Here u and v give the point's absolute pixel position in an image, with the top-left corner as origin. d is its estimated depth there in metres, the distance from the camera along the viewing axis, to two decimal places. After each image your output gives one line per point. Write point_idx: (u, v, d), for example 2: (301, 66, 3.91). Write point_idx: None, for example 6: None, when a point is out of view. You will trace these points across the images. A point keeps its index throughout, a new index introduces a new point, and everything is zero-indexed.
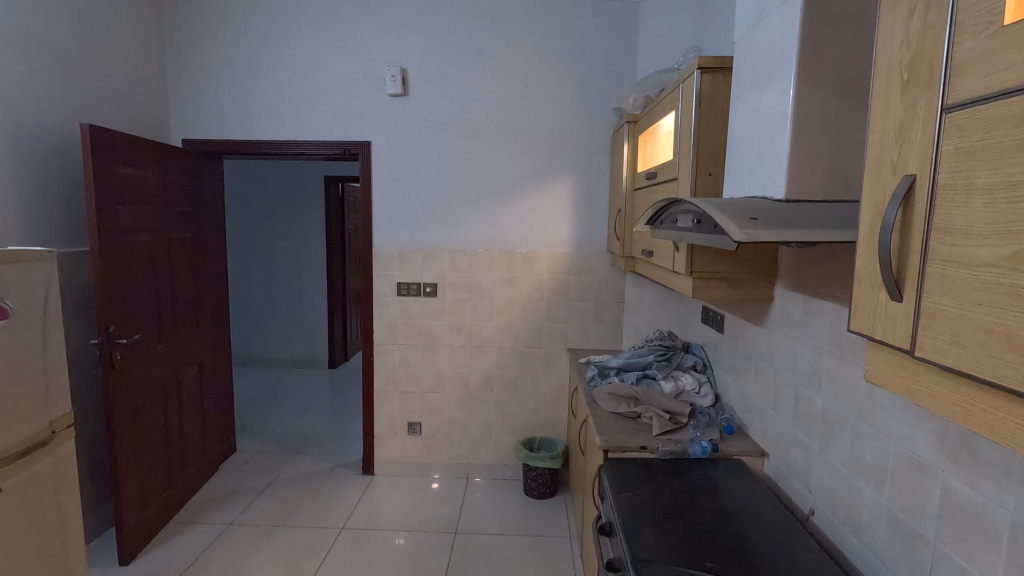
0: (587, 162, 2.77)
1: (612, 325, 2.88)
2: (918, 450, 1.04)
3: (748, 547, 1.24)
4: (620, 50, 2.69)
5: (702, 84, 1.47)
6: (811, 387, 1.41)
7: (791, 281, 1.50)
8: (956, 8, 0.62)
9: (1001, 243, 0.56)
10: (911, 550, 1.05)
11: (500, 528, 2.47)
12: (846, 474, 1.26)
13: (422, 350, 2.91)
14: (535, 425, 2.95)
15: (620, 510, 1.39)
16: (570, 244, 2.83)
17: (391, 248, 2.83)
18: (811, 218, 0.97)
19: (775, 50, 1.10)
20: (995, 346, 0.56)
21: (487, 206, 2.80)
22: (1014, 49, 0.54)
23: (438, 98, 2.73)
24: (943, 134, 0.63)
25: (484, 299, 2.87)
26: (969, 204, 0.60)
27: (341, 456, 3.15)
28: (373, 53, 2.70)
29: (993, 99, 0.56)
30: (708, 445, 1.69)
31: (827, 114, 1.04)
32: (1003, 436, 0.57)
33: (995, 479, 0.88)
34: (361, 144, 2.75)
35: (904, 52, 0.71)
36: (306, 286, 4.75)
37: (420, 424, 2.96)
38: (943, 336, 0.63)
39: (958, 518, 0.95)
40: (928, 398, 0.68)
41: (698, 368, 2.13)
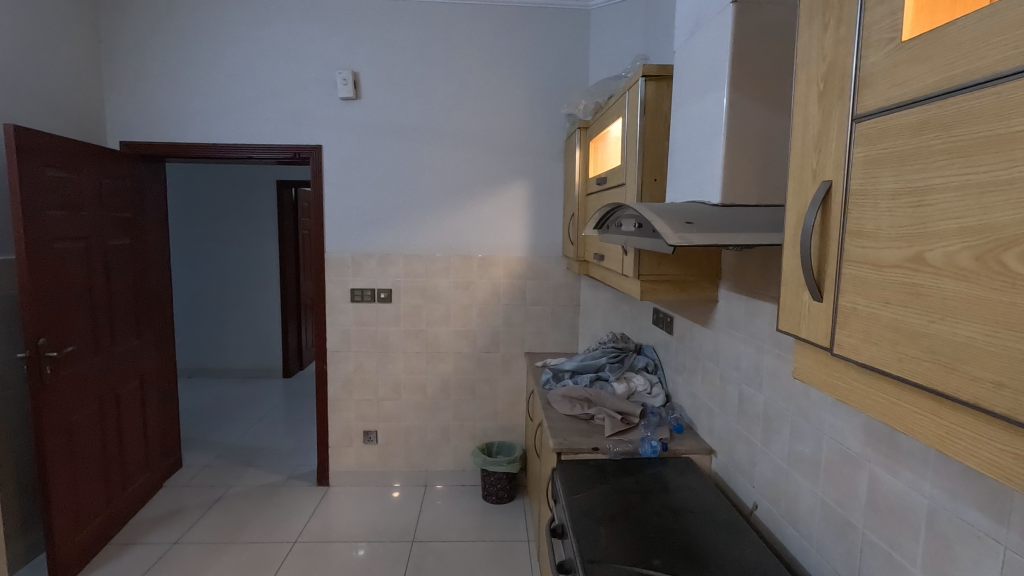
0: (541, 167, 2.79)
1: (568, 328, 2.91)
2: (848, 443, 1.09)
3: (694, 544, 1.27)
4: (572, 57, 2.74)
5: (646, 91, 1.51)
6: (753, 385, 1.46)
7: (733, 283, 1.55)
8: (862, 24, 0.66)
9: (904, 245, 0.59)
10: (843, 539, 1.10)
11: (459, 535, 2.45)
12: (785, 468, 1.31)
13: (377, 357, 2.86)
14: (493, 430, 2.95)
15: (571, 511, 1.40)
16: (526, 249, 2.85)
17: (345, 254, 2.79)
18: (743, 222, 1.01)
19: (710, 60, 1.14)
20: (900, 343, 0.60)
21: (443, 211, 2.79)
22: (912, 63, 0.58)
23: (391, 103, 2.71)
24: (854, 142, 0.67)
25: (440, 305, 2.85)
26: (876, 207, 0.64)
27: (295, 467, 3.06)
28: (323, 55, 2.66)
29: (895, 110, 0.60)
30: (658, 445, 1.72)
31: (758, 122, 1.09)
32: (910, 428, 0.61)
33: (913, 468, 0.93)
34: (313, 148, 2.70)
35: (820, 65, 0.75)
36: (258, 294, 4.61)
37: (376, 433, 2.91)
38: (857, 334, 0.67)
39: (883, 505, 1.00)
40: (847, 392, 0.71)
41: (649, 369, 2.17)
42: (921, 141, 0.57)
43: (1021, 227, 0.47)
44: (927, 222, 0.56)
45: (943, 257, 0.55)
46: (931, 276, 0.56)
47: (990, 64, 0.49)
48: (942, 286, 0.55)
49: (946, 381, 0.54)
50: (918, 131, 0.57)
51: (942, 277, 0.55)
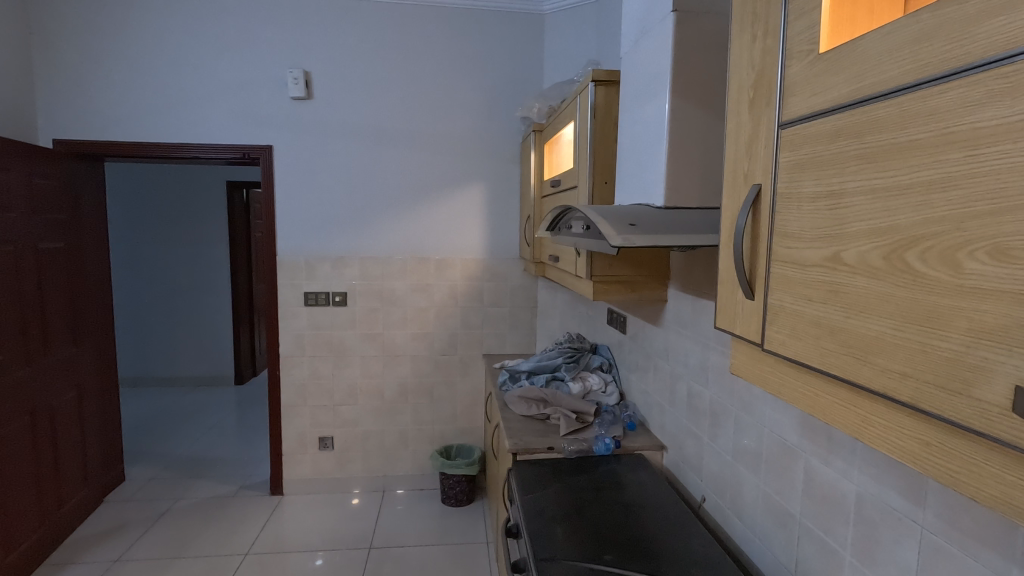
0: (496, 169, 2.81)
1: (526, 329, 2.93)
2: (785, 435, 1.14)
3: (645, 538, 1.30)
4: (526, 60, 2.76)
5: (596, 96, 1.54)
6: (701, 382, 1.51)
7: (681, 283, 1.60)
8: (786, 36, 0.70)
9: (823, 246, 0.63)
10: (783, 526, 1.15)
11: (417, 539, 2.43)
12: (730, 461, 1.36)
13: (332, 361, 2.81)
14: (452, 433, 2.94)
15: (526, 511, 1.41)
16: (483, 251, 2.85)
17: (298, 257, 2.73)
18: (684, 224, 1.05)
19: (654, 66, 1.17)
20: (822, 338, 0.63)
21: (399, 213, 2.76)
22: (828, 74, 0.61)
23: (344, 103, 2.67)
24: (780, 148, 0.71)
25: (397, 307, 2.82)
26: (800, 210, 0.67)
27: (247, 477, 2.97)
28: (272, 54, 2.60)
29: (815, 117, 0.64)
30: (612, 442, 1.75)
31: (698, 127, 1.12)
32: (832, 418, 0.64)
33: (843, 457, 0.98)
34: (264, 148, 2.63)
35: (749, 73, 0.78)
36: (208, 299, 4.45)
37: (333, 439, 2.86)
38: (784, 330, 0.70)
39: (817, 493, 1.05)
40: (778, 385, 0.75)
41: (604, 368, 2.21)
42: (837, 147, 0.60)
43: (921, 228, 0.50)
44: (844, 224, 0.60)
45: (857, 256, 0.58)
46: (847, 275, 0.59)
47: (894, 76, 0.52)
48: (856, 283, 0.58)
49: (860, 373, 0.57)
50: (835, 138, 0.60)
51: (857, 276, 0.58)
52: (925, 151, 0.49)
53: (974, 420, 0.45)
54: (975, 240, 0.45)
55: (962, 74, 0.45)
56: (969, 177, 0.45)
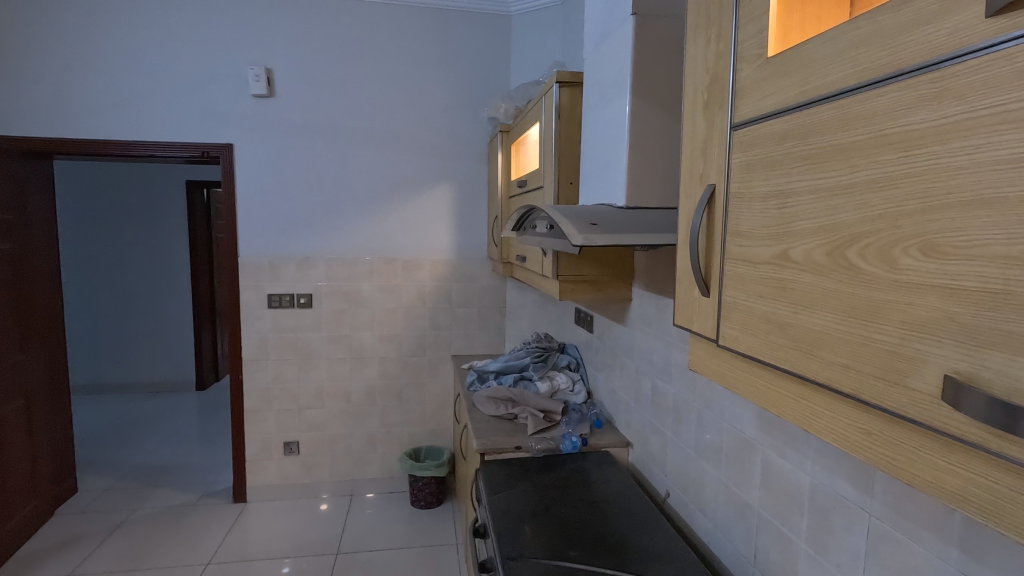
0: (463, 170, 2.80)
1: (495, 330, 2.93)
2: (744, 429, 1.18)
3: (611, 534, 1.31)
4: (493, 61, 2.76)
5: (561, 97, 1.56)
6: (664, 379, 1.53)
7: (645, 282, 1.62)
8: (738, 40, 0.72)
9: (772, 243, 0.65)
10: (742, 517, 1.19)
11: (385, 543, 2.41)
12: (692, 456, 1.39)
13: (298, 364, 2.75)
14: (421, 435, 2.91)
15: (493, 510, 1.41)
16: (452, 251, 2.84)
17: (261, 258, 2.66)
18: (644, 224, 1.07)
19: (615, 68, 1.19)
20: (772, 333, 0.65)
21: (366, 212, 2.73)
22: (776, 78, 0.63)
23: (310, 101, 2.63)
24: (733, 149, 0.73)
25: (364, 308, 2.78)
26: (751, 208, 0.69)
27: (209, 485, 2.89)
28: (233, 50, 2.53)
29: (764, 119, 0.66)
30: (578, 440, 1.77)
31: (659, 129, 1.14)
32: (782, 410, 0.66)
33: (797, 449, 1.02)
34: (224, 147, 2.56)
35: (704, 76, 0.80)
36: (167, 303, 4.31)
37: (298, 443, 2.80)
38: (738, 326, 0.72)
39: (773, 484, 1.08)
40: (733, 380, 0.77)
41: (572, 367, 2.23)
42: (784, 148, 0.62)
43: (860, 227, 0.52)
44: (790, 223, 0.62)
45: (803, 254, 0.60)
46: (795, 271, 0.61)
47: (835, 81, 0.54)
48: (802, 280, 0.60)
49: (807, 366, 0.60)
50: (782, 140, 0.62)
51: (803, 272, 0.60)
52: (864, 152, 0.51)
53: (908, 409, 0.48)
54: (909, 238, 0.47)
55: (896, 78, 0.48)
56: (903, 177, 0.47)
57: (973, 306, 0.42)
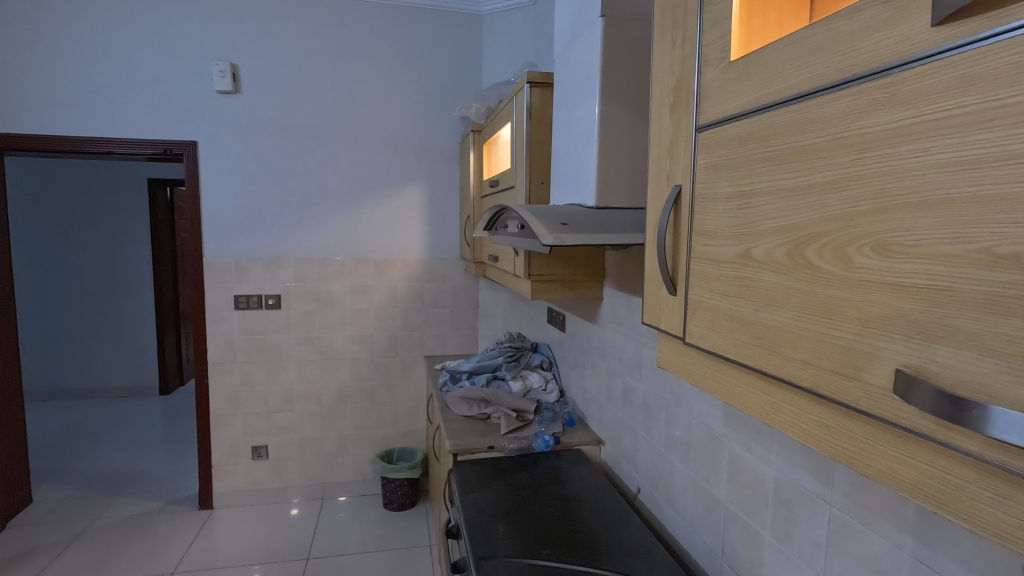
0: (435, 170, 2.78)
1: (468, 330, 2.92)
2: (711, 425, 1.20)
3: (583, 531, 1.32)
4: (465, 61, 2.76)
5: (532, 97, 1.56)
6: (635, 377, 1.55)
7: (616, 281, 1.64)
8: (703, 43, 0.73)
9: (736, 243, 0.66)
10: (710, 511, 1.21)
11: (358, 546, 2.38)
12: (662, 452, 1.41)
13: (266, 367, 2.70)
14: (394, 436, 2.89)
15: (465, 510, 1.41)
16: (424, 251, 2.82)
17: (227, 258, 2.60)
18: (613, 224, 1.09)
19: (585, 69, 1.20)
20: (735, 331, 0.67)
21: (336, 212, 2.69)
22: (739, 81, 0.65)
23: (278, 99, 2.58)
24: (698, 150, 0.74)
25: (335, 309, 2.74)
26: (715, 208, 0.70)
27: (173, 492, 2.81)
28: (196, 44, 2.47)
29: (728, 121, 0.67)
30: (551, 438, 1.78)
31: (628, 129, 1.16)
32: (746, 405, 0.68)
33: (762, 443, 1.04)
34: (188, 144, 2.50)
35: (671, 78, 0.81)
36: (128, 305, 4.17)
37: (267, 448, 2.75)
38: (703, 324, 0.74)
39: (740, 478, 1.11)
40: (699, 377, 0.78)
41: (544, 366, 2.24)
42: (747, 149, 0.64)
43: (818, 226, 0.54)
44: (752, 223, 0.63)
45: (764, 253, 0.62)
46: (757, 270, 0.63)
47: (794, 85, 0.56)
48: (764, 278, 0.62)
49: (769, 362, 0.61)
50: (745, 142, 0.64)
51: (765, 271, 0.62)
52: (821, 154, 0.53)
53: (863, 402, 0.49)
54: (863, 237, 0.49)
55: (850, 83, 0.49)
56: (857, 178, 0.49)
57: (921, 303, 0.43)
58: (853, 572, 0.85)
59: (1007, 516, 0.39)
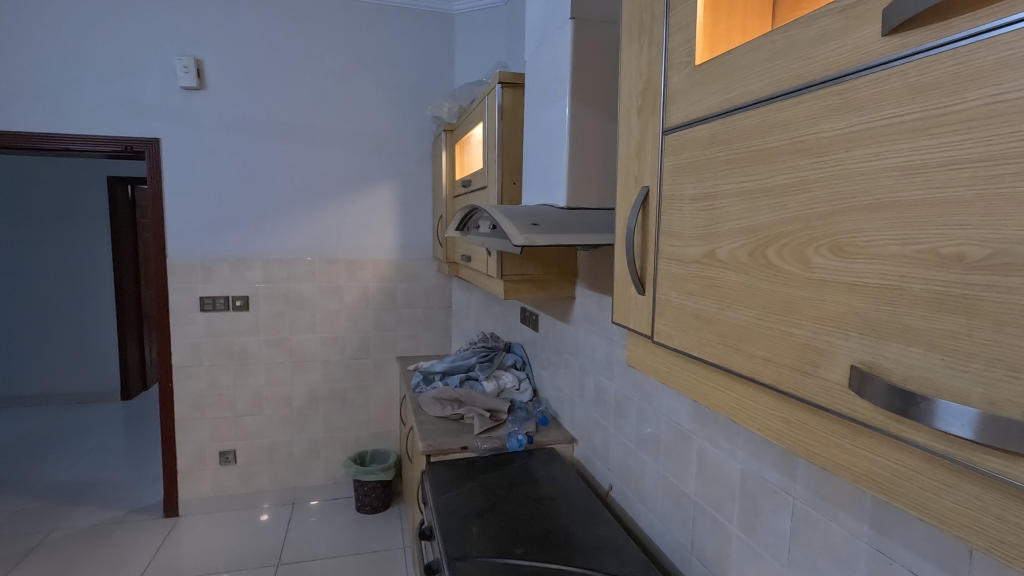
0: (407, 170, 2.76)
1: (441, 330, 2.91)
2: (680, 422, 1.22)
3: (555, 529, 1.33)
4: (436, 60, 2.74)
5: (503, 97, 1.57)
6: (606, 375, 1.57)
7: (587, 281, 1.66)
8: (668, 47, 0.75)
9: (701, 244, 0.68)
10: (679, 506, 1.23)
11: (330, 551, 2.34)
12: (633, 449, 1.43)
13: (234, 370, 2.64)
14: (366, 438, 2.85)
15: (438, 512, 1.40)
16: (396, 251, 2.80)
17: (191, 259, 2.53)
18: (583, 225, 1.10)
19: (555, 71, 1.21)
20: (701, 329, 0.69)
21: (306, 212, 2.65)
22: (703, 85, 0.67)
23: (245, 95, 2.52)
24: (664, 152, 0.75)
25: (305, 310, 2.70)
26: (681, 210, 0.72)
27: (137, 499, 2.72)
28: (158, 38, 2.39)
29: (692, 124, 0.69)
30: (524, 438, 1.79)
31: (598, 130, 1.17)
32: (711, 402, 0.70)
33: (729, 439, 1.07)
34: (150, 141, 2.42)
35: (638, 81, 0.83)
36: (87, 307, 4.02)
37: (235, 452, 2.69)
38: (670, 323, 0.75)
39: (708, 473, 1.14)
40: (667, 374, 0.80)
41: (517, 366, 2.25)
42: (711, 152, 0.66)
43: (778, 228, 0.55)
44: (716, 224, 0.65)
45: (728, 253, 0.63)
46: (721, 270, 0.65)
47: (755, 89, 0.58)
48: (728, 278, 0.63)
49: (733, 360, 0.63)
50: (709, 145, 0.66)
51: (728, 271, 0.63)
52: (780, 157, 0.55)
53: (821, 398, 0.51)
54: (820, 238, 0.50)
55: (807, 89, 0.51)
56: (814, 181, 0.51)
57: (874, 301, 0.45)
58: (815, 562, 0.88)
59: (951, 504, 0.41)
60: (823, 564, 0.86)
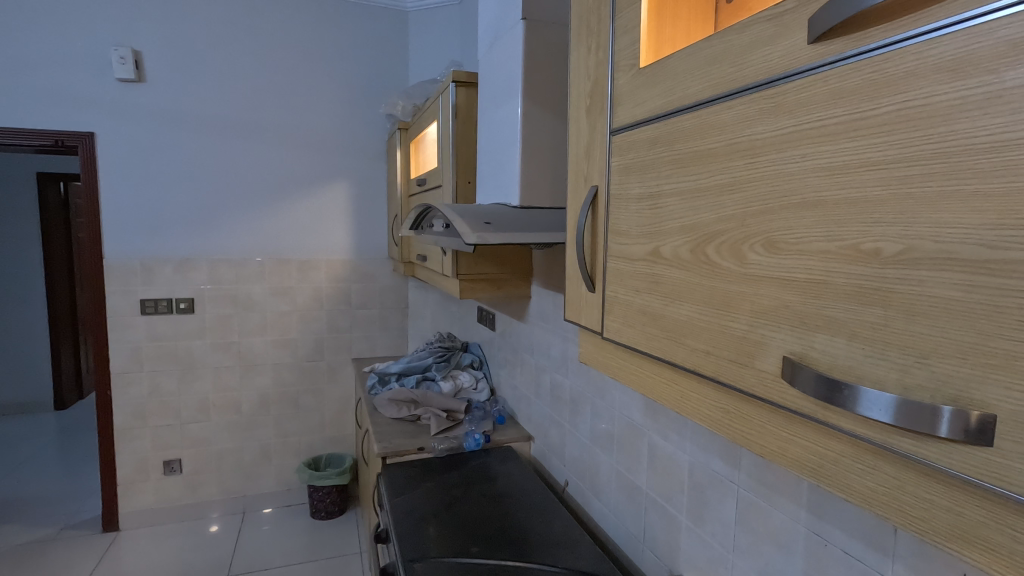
0: (361, 168, 2.72)
1: (397, 331, 2.88)
2: (632, 416, 1.25)
3: (511, 527, 1.34)
4: (390, 57, 2.71)
5: (457, 96, 1.56)
6: (562, 373, 1.59)
7: (542, 279, 1.67)
8: (614, 50, 0.76)
9: (646, 242, 0.70)
10: (632, 498, 1.26)
11: (283, 559, 2.28)
12: (588, 445, 1.46)
13: (178, 375, 2.53)
14: (320, 442, 2.79)
15: (394, 513, 1.39)
16: (350, 251, 2.75)
17: (131, 260, 2.41)
18: (535, 224, 1.11)
19: (508, 70, 1.22)
20: (647, 325, 0.70)
21: (254, 211, 2.56)
22: (647, 87, 0.68)
23: (188, 89, 2.42)
24: (612, 152, 0.77)
25: (255, 312, 2.61)
26: (628, 209, 0.74)
27: (72, 515, 2.57)
28: (91, 26, 2.26)
29: (638, 125, 0.71)
30: (481, 437, 1.79)
31: (549, 130, 1.18)
32: (658, 395, 0.72)
33: (678, 432, 1.10)
34: (83, 136, 2.29)
35: (586, 82, 0.84)
36: (15, 312, 3.77)
37: (180, 461, 2.57)
38: (619, 319, 0.77)
39: (659, 465, 1.17)
40: (617, 369, 0.81)
41: (474, 365, 2.25)
42: (655, 153, 0.67)
43: (717, 225, 0.58)
44: (661, 222, 0.67)
45: (672, 251, 0.65)
46: (665, 267, 0.67)
47: (695, 92, 0.60)
48: (671, 275, 0.65)
49: (677, 353, 0.65)
50: (653, 145, 0.68)
51: (671, 268, 0.65)
52: (719, 157, 0.57)
53: (757, 388, 0.54)
54: (754, 236, 0.53)
55: (741, 93, 0.53)
56: (749, 180, 0.53)
57: (803, 295, 0.48)
58: (759, 547, 0.92)
59: (873, 484, 0.43)
60: (766, 548, 0.90)
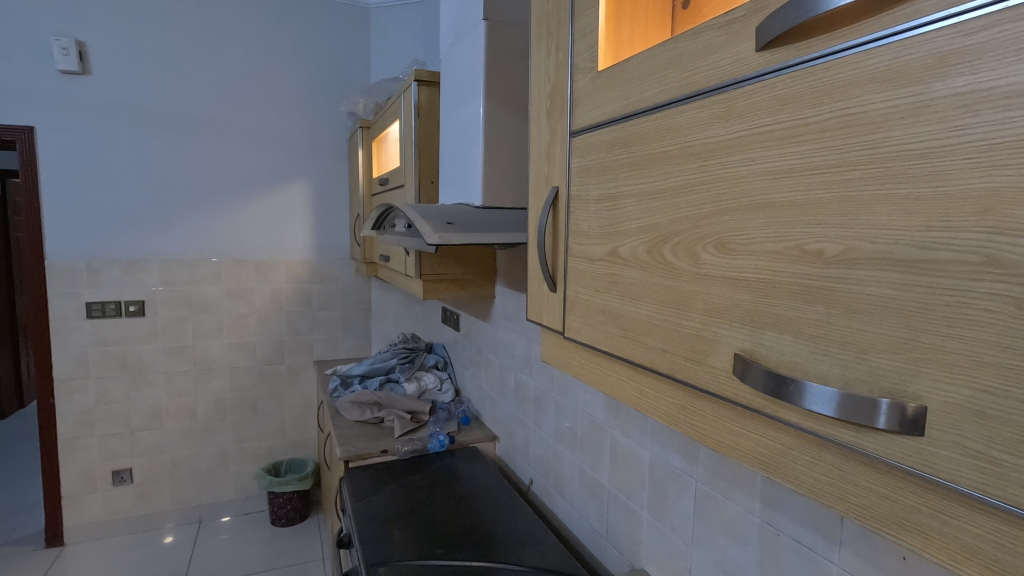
0: (321, 167, 2.66)
1: (360, 332, 2.83)
2: (594, 414, 1.27)
3: (476, 527, 1.34)
4: (352, 55, 2.67)
5: (419, 95, 1.55)
6: (526, 372, 1.60)
7: (506, 279, 1.67)
8: (573, 52, 0.77)
9: (605, 242, 0.71)
10: (595, 494, 1.28)
11: (242, 568, 2.22)
12: (552, 443, 1.47)
13: (128, 381, 2.43)
14: (280, 448, 2.72)
15: (357, 518, 1.37)
16: (310, 252, 2.69)
17: (76, 260, 2.29)
18: (497, 225, 1.11)
19: (469, 70, 1.21)
20: (607, 324, 0.72)
21: (209, 210, 2.48)
22: (606, 90, 0.70)
23: (137, 82, 2.33)
24: (571, 153, 0.78)
25: (210, 314, 2.53)
26: (587, 210, 0.75)
27: (12, 531, 2.43)
28: (30, 15, 2.14)
29: (596, 127, 0.72)
30: (446, 438, 1.79)
31: (511, 131, 1.19)
32: (617, 392, 0.73)
33: (638, 428, 1.12)
34: (22, 130, 2.17)
35: (546, 83, 0.85)
36: None
37: (131, 471, 2.47)
38: (579, 318, 0.78)
39: (620, 461, 1.19)
40: (577, 368, 0.82)
41: (439, 366, 2.24)
42: (613, 154, 0.69)
43: (671, 226, 0.59)
44: (619, 223, 0.68)
45: (630, 251, 0.66)
46: (623, 267, 0.68)
47: (651, 95, 0.61)
48: (629, 275, 0.67)
49: (635, 352, 0.66)
50: (611, 147, 0.69)
51: (629, 268, 0.67)
52: (673, 160, 0.58)
53: (710, 384, 0.55)
54: (706, 236, 0.54)
55: (694, 97, 0.55)
56: (702, 182, 0.55)
57: (753, 294, 0.49)
58: (715, 538, 0.94)
59: (817, 474, 0.45)
60: (722, 539, 0.93)
